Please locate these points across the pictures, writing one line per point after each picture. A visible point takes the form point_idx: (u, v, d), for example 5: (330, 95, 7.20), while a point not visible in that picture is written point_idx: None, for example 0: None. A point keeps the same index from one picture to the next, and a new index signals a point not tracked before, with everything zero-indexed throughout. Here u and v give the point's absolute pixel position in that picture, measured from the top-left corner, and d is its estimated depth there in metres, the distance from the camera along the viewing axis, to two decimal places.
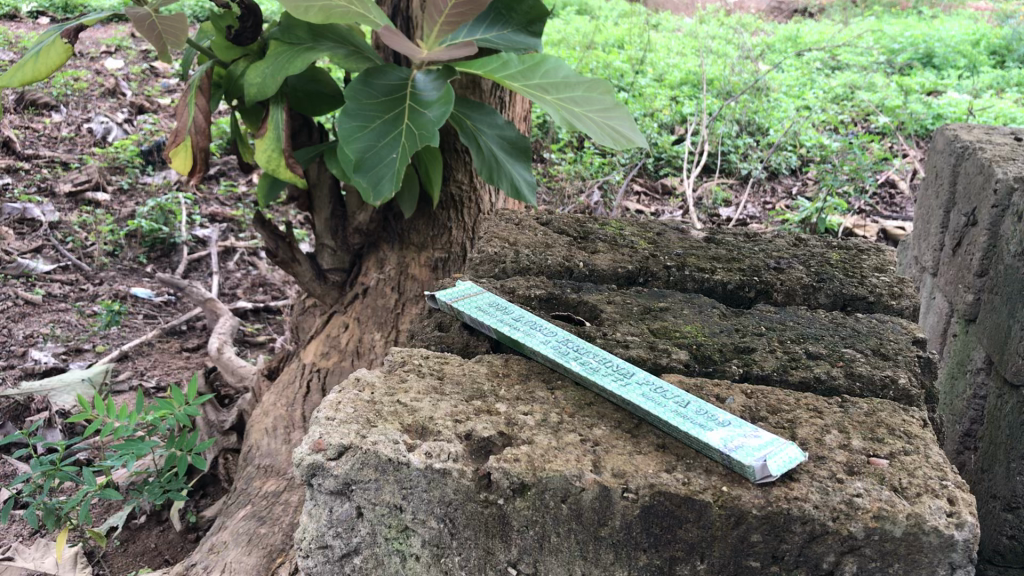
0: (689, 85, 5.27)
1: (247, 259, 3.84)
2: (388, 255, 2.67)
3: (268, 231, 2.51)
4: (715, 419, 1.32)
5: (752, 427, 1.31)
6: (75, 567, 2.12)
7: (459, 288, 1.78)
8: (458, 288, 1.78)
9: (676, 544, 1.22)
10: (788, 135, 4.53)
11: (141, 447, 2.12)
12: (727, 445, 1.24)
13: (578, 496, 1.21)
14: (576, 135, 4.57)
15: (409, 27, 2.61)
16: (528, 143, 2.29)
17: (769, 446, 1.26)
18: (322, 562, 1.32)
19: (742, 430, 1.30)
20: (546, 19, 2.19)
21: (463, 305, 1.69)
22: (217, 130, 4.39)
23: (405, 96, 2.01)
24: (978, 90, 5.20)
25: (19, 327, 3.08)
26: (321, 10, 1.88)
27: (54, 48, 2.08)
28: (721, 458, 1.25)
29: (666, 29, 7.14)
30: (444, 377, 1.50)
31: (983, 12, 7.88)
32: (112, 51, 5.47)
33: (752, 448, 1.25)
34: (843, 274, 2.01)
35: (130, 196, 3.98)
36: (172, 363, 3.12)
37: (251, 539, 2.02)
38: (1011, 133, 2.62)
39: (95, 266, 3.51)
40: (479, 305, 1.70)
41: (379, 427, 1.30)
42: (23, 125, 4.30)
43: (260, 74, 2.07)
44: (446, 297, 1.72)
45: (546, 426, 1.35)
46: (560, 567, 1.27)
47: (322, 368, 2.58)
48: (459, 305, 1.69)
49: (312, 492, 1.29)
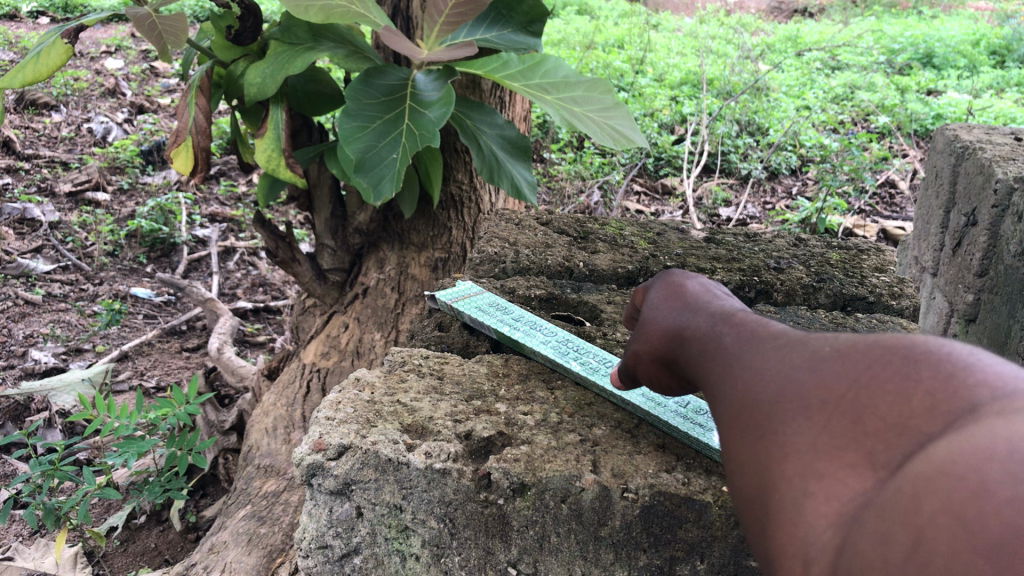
0: (689, 85, 5.27)
1: (247, 259, 3.84)
2: (389, 255, 2.67)
3: (268, 231, 2.50)
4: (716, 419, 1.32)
5: None
6: (75, 568, 2.11)
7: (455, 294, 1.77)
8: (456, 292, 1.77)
9: (676, 544, 1.23)
10: (788, 135, 4.53)
11: (142, 445, 2.13)
12: None
13: (579, 496, 1.21)
14: (576, 135, 4.58)
15: (409, 27, 2.61)
16: (528, 143, 2.29)
17: None
18: (322, 562, 1.32)
19: None
20: (546, 19, 2.19)
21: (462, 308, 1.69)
22: (217, 130, 4.39)
23: (405, 96, 2.02)
24: (978, 90, 5.20)
25: (18, 327, 3.08)
26: (321, 9, 1.87)
27: (54, 49, 2.08)
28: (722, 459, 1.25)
29: (666, 29, 7.13)
30: (443, 377, 1.50)
31: (983, 12, 7.86)
32: (112, 51, 5.47)
33: None
34: (843, 274, 2.01)
35: (130, 196, 3.98)
36: (172, 363, 3.12)
37: (251, 539, 2.02)
38: (1011, 133, 2.62)
39: (95, 266, 3.51)
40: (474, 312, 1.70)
41: (379, 427, 1.30)
42: (22, 125, 4.30)
43: (260, 74, 2.07)
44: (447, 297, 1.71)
45: (546, 425, 1.35)
46: (560, 567, 1.27)
47: (322, 368, 2.58)
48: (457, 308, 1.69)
49: (312, 492, 1.29)
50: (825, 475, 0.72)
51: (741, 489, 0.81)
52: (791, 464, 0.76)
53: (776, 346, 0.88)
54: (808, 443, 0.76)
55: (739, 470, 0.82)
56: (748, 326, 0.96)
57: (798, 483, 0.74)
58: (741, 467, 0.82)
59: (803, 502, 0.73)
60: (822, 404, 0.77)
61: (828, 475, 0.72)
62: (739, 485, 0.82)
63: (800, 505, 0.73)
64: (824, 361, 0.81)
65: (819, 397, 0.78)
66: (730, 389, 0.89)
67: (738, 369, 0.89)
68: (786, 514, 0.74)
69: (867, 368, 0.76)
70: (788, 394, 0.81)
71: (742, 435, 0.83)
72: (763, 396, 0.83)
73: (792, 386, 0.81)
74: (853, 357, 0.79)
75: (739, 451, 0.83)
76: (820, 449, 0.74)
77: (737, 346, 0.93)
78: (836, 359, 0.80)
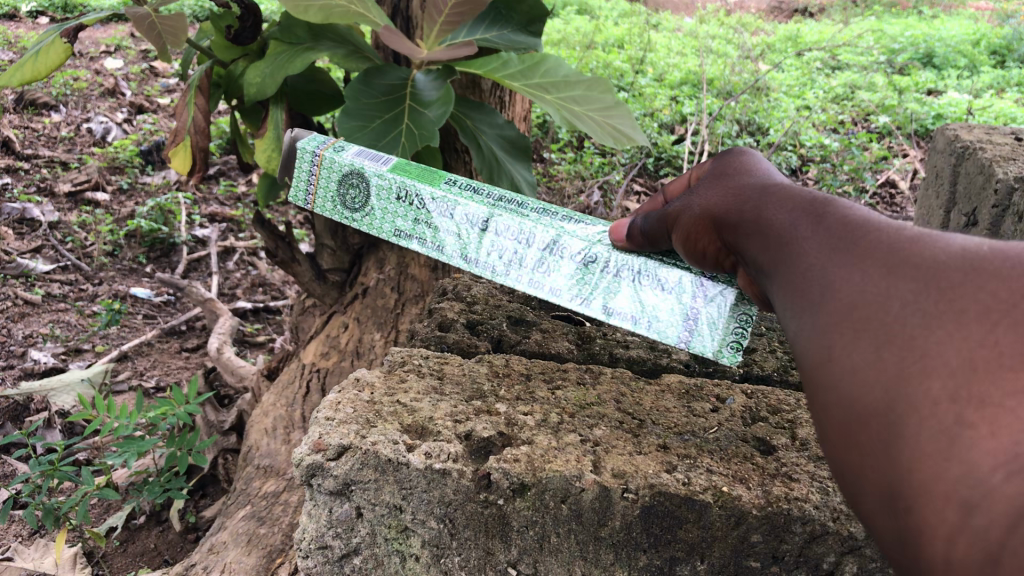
0: (689, 85, 5.27)
1: (247, 259, 3.83)
2: (389, 255, 2.66)
3: (268, 231, 2.50)
4: (659, 282, 1.20)
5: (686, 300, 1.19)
6: (75, 568, 2.11)
7: (303, 162, 1.38)
8: (302, 166, 1.38)
9: (676, 544, 1.23)
10: (789, 135, 4.44)
11: (142, 445, 2.13)
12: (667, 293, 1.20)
13: (578, 496, 1.21)
14: (576, 135, 4.58)
15: (409, 27, 2.61)
16: (528, 143, 2.29)
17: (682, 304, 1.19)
18: (322, 562, 1.31)
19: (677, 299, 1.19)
20: (546, 20, 2.16)
21: (336, 157, 1.36)
22: (217, 130, 4.39)
23: (405, 96, 2.01)
24: (978, 91, 5.21)
25: (18, 327, 3.08)
26: (321, 8, 1.86)
27: (54, 48, 2.07)
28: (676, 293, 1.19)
29: (666, 28, 7.13)
30: (443, 377, 1.50)
31: (983, 12, 7.85)
32: (112, 51, 5.47)
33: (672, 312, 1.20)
34: None
35: (130, 196, 3.98)
36: (172, 363, 3.13)
37: (251, 539, 2.02)
38: (1012, 133, 2.59)
39: (95, 266, 3.51)
40: (340, 174, 1.35)
41: (379, 427, 1.29)
42: (22, 125, 4.29)
43: (259, 74, 2.06)
44: (312, 144, 1.38)
45: (546, 426, 1.34)
46: (560, 567, 1.27)
47: (322, 368, 2.57)
48: (330, 154, 1.36)
49: (311, 492, 1.28)
50: (991, 403, 0.66)
51: (857, 407, 0.74)
52: (938, 384, 0.69)
53: (878, 241, 0.82)
54: (956, 361, 0.68)
55: (856, 378, 0.75)
56: (809, 212, 0.93)
57: (950, 407, 0.67)
58: (856, 384, 0.75)
59: (960, 432, 0.66)
60: (962, 316, 0.70)
61: (994, 404, 0.65)
62: (852, 403, 0.75)
63: (955, 435, 0.67)
64: (953, 268, 0.75)
65: (958, 308, 0.71)
66: (832, 290, 0.82)
67: (838, 270, 0.83)
68: (931, 442, 0.68)
69: (1009, 282, 0.71)
70: (924, 299, 0.74)
71: (863, 350, 0.76)
72: (882, 304, 0.76)
73: (920, 293, 0.74)
74: (985, 267, 0.73)
75: (856, 364, 0.76)
76: (970, 369, 0.67)
77: (824, 242, 0.87)
78: (964, 265, 0.74)
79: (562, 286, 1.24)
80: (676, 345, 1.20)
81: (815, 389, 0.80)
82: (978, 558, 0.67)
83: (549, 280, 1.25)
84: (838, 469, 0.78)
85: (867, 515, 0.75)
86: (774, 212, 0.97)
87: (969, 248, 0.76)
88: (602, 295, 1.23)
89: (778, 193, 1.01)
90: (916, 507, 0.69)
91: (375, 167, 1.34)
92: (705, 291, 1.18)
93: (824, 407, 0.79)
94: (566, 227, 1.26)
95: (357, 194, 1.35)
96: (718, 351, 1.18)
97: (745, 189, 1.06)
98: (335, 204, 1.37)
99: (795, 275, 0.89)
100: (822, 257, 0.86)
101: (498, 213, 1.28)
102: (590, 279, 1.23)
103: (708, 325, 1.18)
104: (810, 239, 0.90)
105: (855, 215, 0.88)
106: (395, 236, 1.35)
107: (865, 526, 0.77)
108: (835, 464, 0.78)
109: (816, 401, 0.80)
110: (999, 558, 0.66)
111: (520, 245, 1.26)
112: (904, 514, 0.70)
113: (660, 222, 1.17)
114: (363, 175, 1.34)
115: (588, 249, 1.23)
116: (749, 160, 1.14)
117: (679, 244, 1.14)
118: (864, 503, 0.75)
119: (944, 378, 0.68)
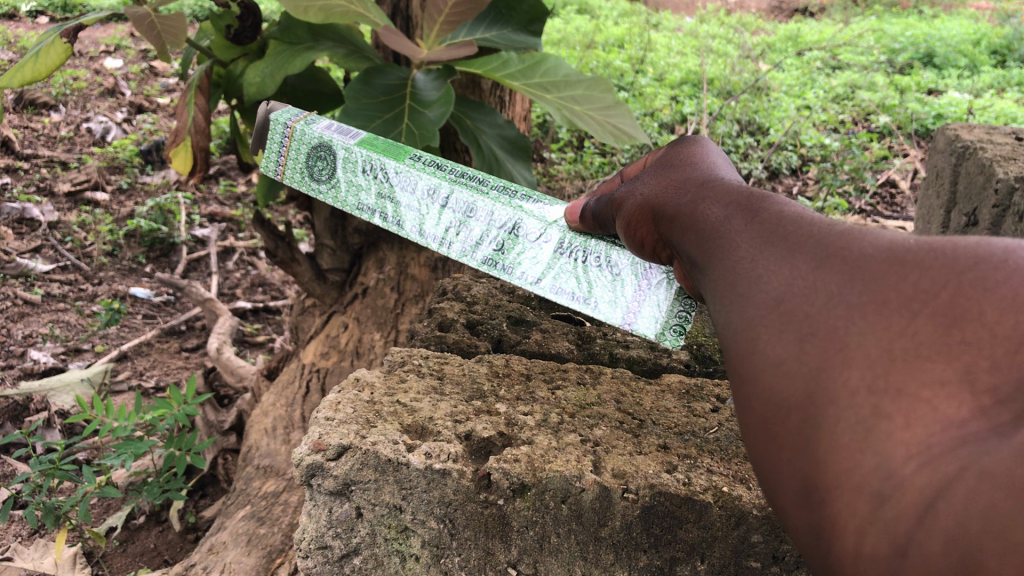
0: (689, 85, 5.27)
1: (247, 259, 3.83)
2: (388, 255, 2.66)
3: (267, 231, 2.50)
4: (607, 264, 1.22)
5: (632, 283, 1.21)
6: (75, 568, 2.10)
7: (275, 134, 1.38)
8: (273, 138, 1.38)
9: (677, 545, 1.23)
10: (789, 135, 4.46)
11: (140, 447, 2.12)
12: (614, 278, 1.22)
13: (579, 497, 1.21)
14: (577, 135, 4.58)
15: (409, 27, 2.61)
16: (528, 143, 2.28)
17: (628, 290, 1.21)
18: (322, 563, 1.30)
19: (622, 283, 1.21)
20: (546, 19, 2.15)
21: (307, 129, 1.36)
22: (217, 130, 4.38)
23: (405, 96, 2.01)
24: (978, 90, 5.20)
25: (18, 327, 3.07)
26: (321, 9, 1.85)
27: (54, 48, 2.07)
28: (622, 277, 1.21)
29: (666, 28, 7.11)
30: (443, 377, 1.50)
31: (985, 11, 7.82)
32: (111, 51, 5.46)
33: (619, 296, 1.22)
34: None
35: (129, 196, 3.98)
36: (172, 363, 3.13)
37: (251, 539, 2.01)
38: (1012, 133, 2.58)
39: (94, 266, 3.50)
40: (309, 146, 1.36)
41: (379, 427, 1.29)
42: (21, 125, 4.29)
43: (259, 74, 2.04)
44: (285, 115, 1.37)
45: (546, 426, 1.34)
46: (560, 567, 1.27)
47: (322, 368, 2.57)
48: (302, 126, 1.36)
49: (312, 492, 1.27)
50: (907, 395, 0.68)
51: (778, 399, 0.74)
52: (857, 375, 0.69)
53: (809, 234, 0.81)
54: (876, 353, 0.69)
55: (778, 373, 0.74)
56: (741, 204, 0.90)
57: (866, 399, 0.69)
58: (779, 378, 0.74)
59: (876, 423, 0.68)
60: (884, 309, 0.71)
61: (909, 395, 0.68)
62: (773, 396, 0.74)
63: (870, 426, 0.68)
64: (878, 261, 0.75)
65: (881, 300, 0.72)
66: (759, 284, 0.79)
67: (766, 264, 0.80)
68: (850, 436, 0.69)
69: (930, 274, 0.72)
70: (848, 294, 0.73)
71: (785, 345, 0.74)
72: (809, 299, 0.75)
73: (845, 287, 0.74)
74: (910, 260, 0.74)
75: (781, 359, 0.74)
76: (889, 361, 0.69)
77: (755, 235, 0.85)
78: (889, 259, 0.74)
79: (517, 264, 1.27)
80: (620, 326, 1.23)
81: (738, 381, 0.78)
82: (886, 549, 0.69)
83: (508, 259, 1.27)
84: (759, 463, 0.77)
85: (783, 508, 0.75)
86: (707, 204, 0.94)
87: (896, 240, 0.76)
88: (553, 274, 1.26)
89: (716, 186, 0.97)
90: (831, 499, 0.70)
91: (343, 140, 1.35)
92: (650, 278, 1.19)
93: (746, 400, 0.77)
94: (525, 206, 1.27)
95: (324, 166, 1.36)
96: (661, 333, 1.20)
97: (685, 182, 1.02)
98: (303, 176, 1.38)
99: (723, 270, 0.85)
100: (751, 250, 0.83)
101: (458, 189, 1.29)
102: (544, 257, 1.26)
103: (652, 307, 1.20)
104: (740, 232, 0.86)
105: (788, 211, 0.85)
106: (357, 210, 1.36)
107: (780, 520, 0.77)
108: (755, 456, 0.77)
109: (739, 394, 0.79)
110: (904, 549, 0.68)
111: (478, 222, 1.28)
112: (820, 506, 0.71)
113: (608, 206, 1.14)
114: (331, 147, 1.35)
115: (544, 230, 1.26)
116: (695, 152, 1.10)
117: (622, 227, 1.11)
118: (781, 498, 0.75)
119: (864, 370, 0.69)
